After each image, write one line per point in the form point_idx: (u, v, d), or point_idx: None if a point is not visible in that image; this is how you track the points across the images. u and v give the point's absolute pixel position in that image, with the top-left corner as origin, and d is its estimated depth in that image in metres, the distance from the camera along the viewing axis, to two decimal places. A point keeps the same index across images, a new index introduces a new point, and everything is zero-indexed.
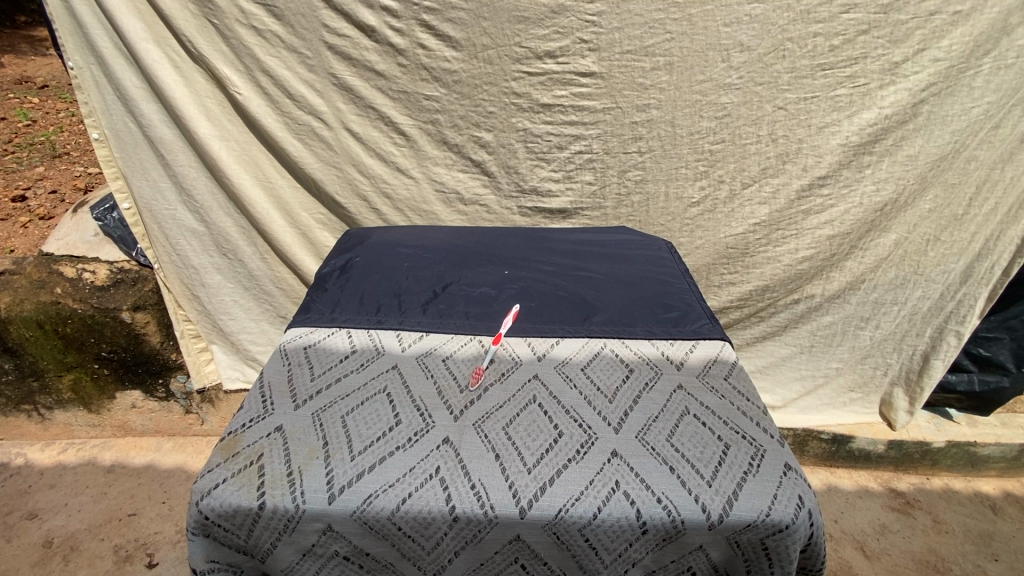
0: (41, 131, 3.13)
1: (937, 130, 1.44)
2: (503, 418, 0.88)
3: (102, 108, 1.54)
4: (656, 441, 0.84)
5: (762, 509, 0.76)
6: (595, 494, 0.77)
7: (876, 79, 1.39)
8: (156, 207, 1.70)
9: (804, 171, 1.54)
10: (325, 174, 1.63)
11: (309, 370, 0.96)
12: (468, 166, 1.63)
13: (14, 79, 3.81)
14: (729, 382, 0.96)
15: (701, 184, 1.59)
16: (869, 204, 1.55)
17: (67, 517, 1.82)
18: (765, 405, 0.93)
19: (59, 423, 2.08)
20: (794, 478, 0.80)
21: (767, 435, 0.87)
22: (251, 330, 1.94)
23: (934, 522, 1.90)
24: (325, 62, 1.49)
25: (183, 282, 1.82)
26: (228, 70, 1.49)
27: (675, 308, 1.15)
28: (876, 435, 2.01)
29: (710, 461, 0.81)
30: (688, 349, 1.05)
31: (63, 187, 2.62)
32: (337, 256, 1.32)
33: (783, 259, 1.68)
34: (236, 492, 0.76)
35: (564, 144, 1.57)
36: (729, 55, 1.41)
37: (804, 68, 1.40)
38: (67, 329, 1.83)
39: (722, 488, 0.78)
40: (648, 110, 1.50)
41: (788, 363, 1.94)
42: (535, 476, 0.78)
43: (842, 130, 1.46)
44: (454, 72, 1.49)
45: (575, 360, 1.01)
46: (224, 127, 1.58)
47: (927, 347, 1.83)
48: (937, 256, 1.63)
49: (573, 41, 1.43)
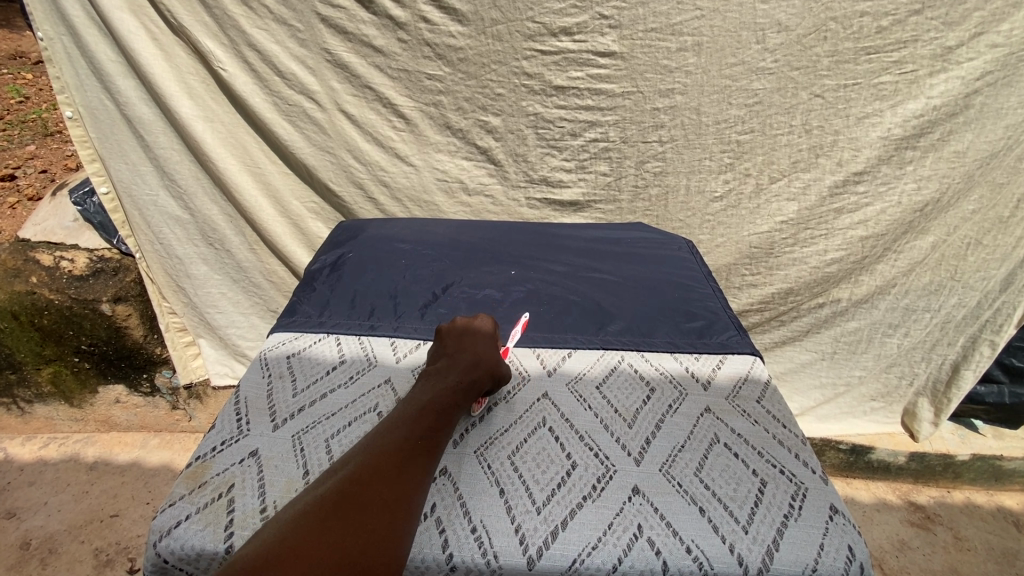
0: (33, 108, 3.00)
1: (989, 124, 1.31)
2: (508, 445, 0.78)
3: (75, 83, 1.42)
4: (682, 476, 0.74)
5: (807, 563, 0.65)
6: (615, 542, 0.66)
7: (925, 65, 1.26)
8: (137, 192, 1.58)
9: (839, 166, 1.42)
10: (318, 160, 1.52)
11: (291, 384, 0.86)
12: (473, 154, 1.51)
13: (9, 54, 3.66)
14: (762, 405, 0.86)
15: (725, 177, 1.47)
16: (907, 204, 1.43)
17: (47, 517, 1.73)
18: (804, 433, 0.82)
19: (39, 417, 1.98)
20: (842, 524, 0.70)
21: (807, 469, 0.76)
22: (240, 325, 1.84)
23: (955, 539, 1.81)
24: (318, 37, 1.37)
25: (167, 272, 1.71)
26: (210, 44, 1.36)
27: (699, 316, 1.04)
28: (897, 446, 1.92)
29: (744, 502, 0.71)
30: (715, 365, 0.94)
31: (54, 167, 2.51)
32: (329, 251, 1.21)
33: (809, 260, 1.57)
34: (201, 532, 0.65)
35: (577, 131, 1.45)
36: (765, 36, 1.28)
37: (847, 51, 1.27)
38: (44, 320, 1.73)
39: (761, 535, 0.67)
40: (672, 95, 1.38)
41: (808, 369, 1.83)
42: (545, 517, 0.68)
43: (883, 122, 1.34)
44: (460, 50, 1.37)
45: (589, 376, 0.90)
46: (207, 106, 1.46)
47: (957, 357, 1.72)
48: (977, 261, 1.51)
49: (592, 17, 1.30)
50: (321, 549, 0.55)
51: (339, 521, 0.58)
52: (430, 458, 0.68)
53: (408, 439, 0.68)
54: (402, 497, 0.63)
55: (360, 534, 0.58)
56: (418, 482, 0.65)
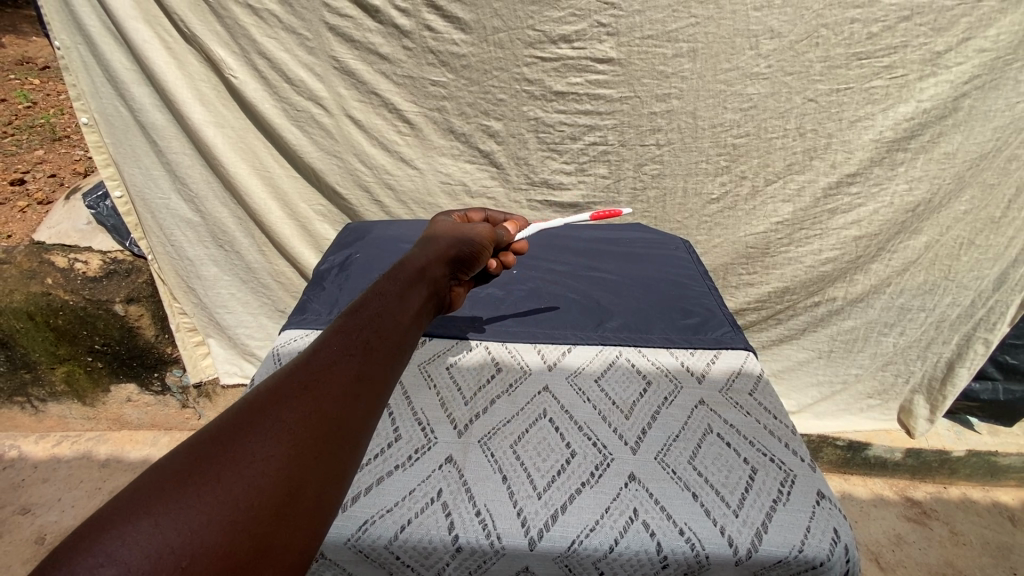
0: (41, 113, 3.05)
1: (978, 126, 1.34)
2: (510, 435, 0.82)
3: (91, 90, 1.47)
4: (676, 464, 0.78)
5: (794, 545, 0.68)
6: (612, 525, 0.70)
7: (915, 70, 1.30)
8: (149, 195, 1.62)
9: (832, 168, 1.45)
10: (326, 164, 1.56)
11: None
12: (476, 157, 1.55)
13: (15, 60, 3.71)
14: (754, 398, 0.89)
15: (721, 179, 1.51)
16: (900, 204, 1.47)
17: (61, 513, 1.78)
18: (793, 424, 0.85)
19: (53, 415, 2.03)
20: (829, 509, 0.73)
21: (796, 458, 0.80)
22: (248, 324, 1.89)
23: (950, 534, 1.84)
24: (326, 45, 1.41)
25: (178, 274, 1.76)
26: (222, 52, 1.41)
27: (695, 313, 1.08)
28: (894, 442, 1.95)
29: (735, 487, 0.75)
30: (710, 359, 0.98)
31: (63, 171, 2.55)
32: (337, 251, 1.25)
33: (805, 260, 1.61)
34: None
35: (577, 135, 1.49)
36: (759, 42, 1.32)
37: (839, 57, 1.31)
38: (58, 321, 1.77)
39: (750, 519, 0.71)
40: (669, 100, 1.42)
41: (805, 367, 1.87)
42: (546, 502, 0.72)
43: (875, 125, 1.38)
44: (462, 57, 1.41)
45: (589, 370, 0.94)
46: (219, 112, 1.51)
47: (951, 354, 1.75)
48: (970, 260, 1.54)
49: (591, 25, 1.34)
50: (196, 482, 0.42)
51: (234, 445, 0.45)
52: (352, 370, 0.55)
53: (324, 351, 0.55)
54: (315, 416, 0.49)
55: (261, 459, 0.45)
56: (333, 401, 0.51)
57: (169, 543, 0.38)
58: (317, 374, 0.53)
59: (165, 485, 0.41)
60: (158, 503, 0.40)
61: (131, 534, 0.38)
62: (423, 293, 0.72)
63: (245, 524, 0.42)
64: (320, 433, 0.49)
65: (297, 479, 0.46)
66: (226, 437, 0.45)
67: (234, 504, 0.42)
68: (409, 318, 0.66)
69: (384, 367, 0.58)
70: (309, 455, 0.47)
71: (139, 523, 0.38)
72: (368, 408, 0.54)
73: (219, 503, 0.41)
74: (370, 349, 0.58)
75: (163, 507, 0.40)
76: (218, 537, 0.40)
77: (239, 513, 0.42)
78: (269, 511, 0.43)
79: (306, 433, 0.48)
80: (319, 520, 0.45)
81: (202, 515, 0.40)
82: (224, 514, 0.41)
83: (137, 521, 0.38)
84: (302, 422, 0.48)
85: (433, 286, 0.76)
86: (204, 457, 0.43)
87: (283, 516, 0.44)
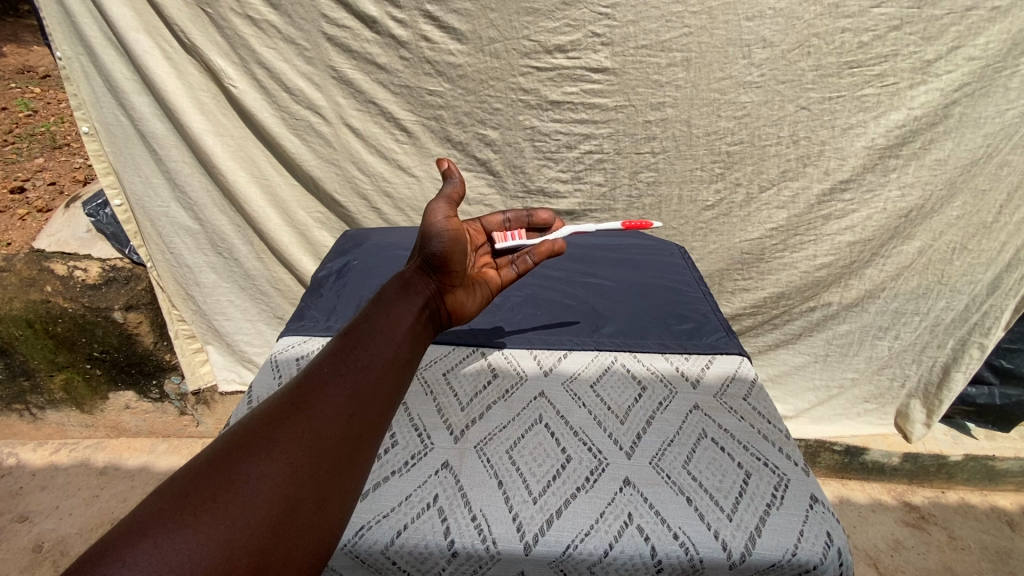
0: (41, 121, 3.07)
1: (968, 133, 1.36)
2: (506, 441, 0.82)
3: (91, 100, 1.48)
4: (671, 468, 0.78)
5: (787, 548, 0.69)
6: (607, 529, 0.71)
7: (906, 78, 1.32)
8: (149, 204, 1.64)
9: (826, 174, 1.47)
10: (324, 171, 1.58)
11: None
12: (473, 165, 1.57)
13: (16, 69, 3.74)
14: (749, 403, 0.90)
15: (716, 186, 1.53)
16: (892, 210, 1.48)
17: (58, 521, 1.78)
18: (787, 428, 0.86)
19: (51, 422, 2.03)
20: (822, 513, 0.74)
21: (791, 462, 0.80)
22: (247, 331, 1.89)
23: (948, 538, 1.85)
24: (324, 54, 1.43)
25: (178, 281, 1.77)
26: (221, 62, 1.42)
27: (690, 319, 1.09)
28: (891, 446, 1.95)
29: (729, 492, 0.75)
30: (704, 364, 0.98)
31: (62, 179, 2.57)
32: (335, 259, 1.26)
33: (799, 265, 1.62)
34: None
35: (573, 144, 1.51)
36: (751, 51, 1.33)
37: (831, 65, 1.33)
38: (57, 328, 1.78)
39: (744, 522, 0.71)
40: (663, 108, 1.43)
41: (801, 372, 1.88)
42: (541, 507, 0.73)
43: (867, 132, 1.39)
44: (459, 66, 1.42)
45: (585, 375, 0.95)
46: (218, 121, 1.52)
47: (947, 358, 1.76)
48: (963, 266, 1.55)
49: (585, 35, 1.36)
50: (195, 505, 0.48)
51: (230, 471, 0.51)
52: (344, 390, 0.61)
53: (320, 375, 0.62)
54: (308, 437, 0.56)
55: (254, 482, 0.51)
56: (327, 422, 0.58)
57: (169, 560, 0.44)
58: (305, 402, 0.58)
59: (167, 509, 0.47)
60: (161, 525, 0.46)
61: (132, 556, 0.43)
62: (415, 305, 0.78)
63: (241, 540, 0.47)
64: (313, 453, 0.55)
65: (289, 499, 0.51)
66: (221, 465, 0.51)
67: (229, 524, 0.47)
68: (402, 335, 0.72)
69: (375, 386, 0.64)
70: (303, 474, 0.53)
71: (142, 544, 0.44)
72: (356, 428, 0.59)
73: (216, 524, 0.47)
74: (363, 370, 0.65)
75: (164, 528, 0.46)
76: (217, 554, 0.46)
77: (235, 533, 0.47)
78: (265, 527, 0.49)
79: (302, 454, 0.54)
80: (314, 532, 0.52)
81: (199, 535, 0.46)
82: (219, 533, 0.47)
83: (141, 542, 0.44)
84: (296, 444, 0.55)
85: (424, 300, 0.81)
86: (204, 483, 0.49)
87: (279, 531, 0.49)
